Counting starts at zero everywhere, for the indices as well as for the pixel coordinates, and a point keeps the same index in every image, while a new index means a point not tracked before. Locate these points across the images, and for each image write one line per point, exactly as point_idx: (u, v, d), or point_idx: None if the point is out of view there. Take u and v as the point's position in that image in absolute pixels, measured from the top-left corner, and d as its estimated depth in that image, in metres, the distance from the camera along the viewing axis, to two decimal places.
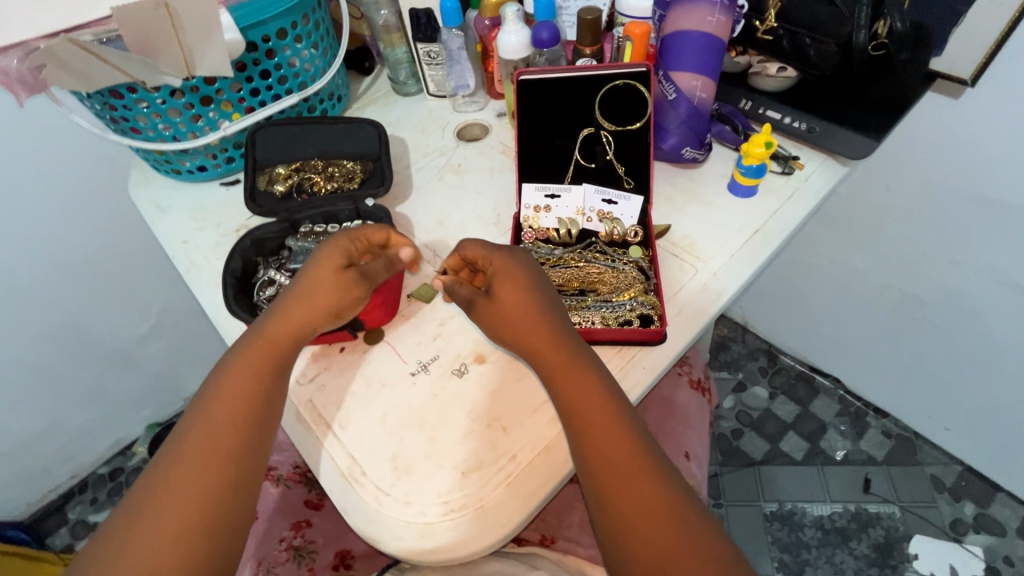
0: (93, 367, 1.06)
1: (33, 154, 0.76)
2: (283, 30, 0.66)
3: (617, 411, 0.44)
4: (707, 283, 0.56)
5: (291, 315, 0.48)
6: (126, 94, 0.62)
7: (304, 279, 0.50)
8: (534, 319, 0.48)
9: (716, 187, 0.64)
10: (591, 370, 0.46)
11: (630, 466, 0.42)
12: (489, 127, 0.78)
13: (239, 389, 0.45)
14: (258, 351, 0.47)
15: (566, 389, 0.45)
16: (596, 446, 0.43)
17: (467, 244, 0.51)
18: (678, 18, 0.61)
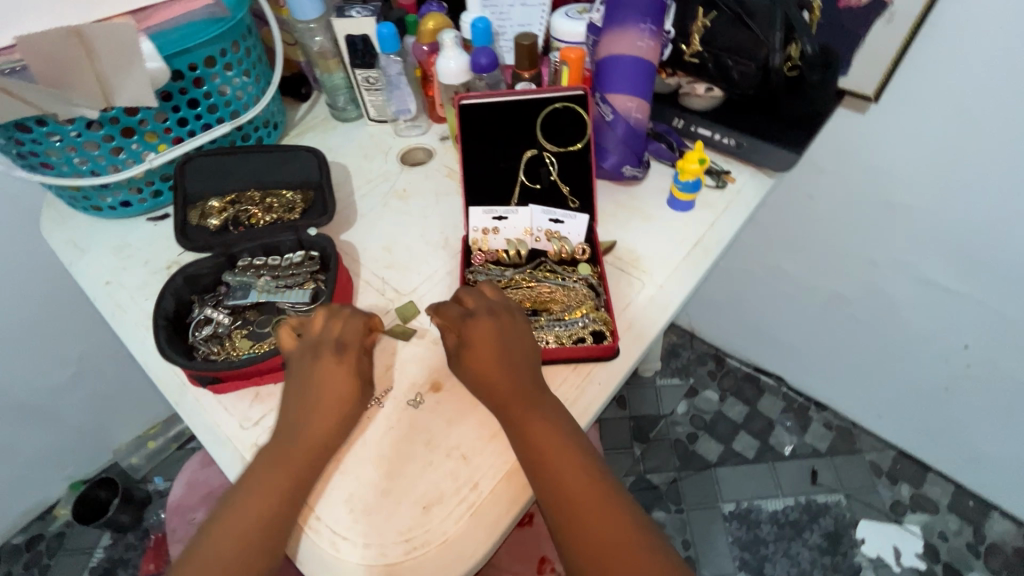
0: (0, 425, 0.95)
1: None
2: (212, 58, 0.64)
3: (570, 441, 0.46)
4: (654, 296, 0.58)
5: (305, 434, 0.45)
6: (35, 127, 0.57)
7: (304, 395, 0.46)
8: (509, 365, 0.48)
9: (656, 201, 0.66)
10: (548, 406, 0.47)
11: (591, 495, 0.44)
12: (433, 151, 0.78)
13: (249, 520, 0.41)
14: (267, 475, 0.43)
15: (522, 421, 0.46)
16: (554, 474, 0.44)
17: (439, 308, 0.52)
18: (610, 43, 0.64)
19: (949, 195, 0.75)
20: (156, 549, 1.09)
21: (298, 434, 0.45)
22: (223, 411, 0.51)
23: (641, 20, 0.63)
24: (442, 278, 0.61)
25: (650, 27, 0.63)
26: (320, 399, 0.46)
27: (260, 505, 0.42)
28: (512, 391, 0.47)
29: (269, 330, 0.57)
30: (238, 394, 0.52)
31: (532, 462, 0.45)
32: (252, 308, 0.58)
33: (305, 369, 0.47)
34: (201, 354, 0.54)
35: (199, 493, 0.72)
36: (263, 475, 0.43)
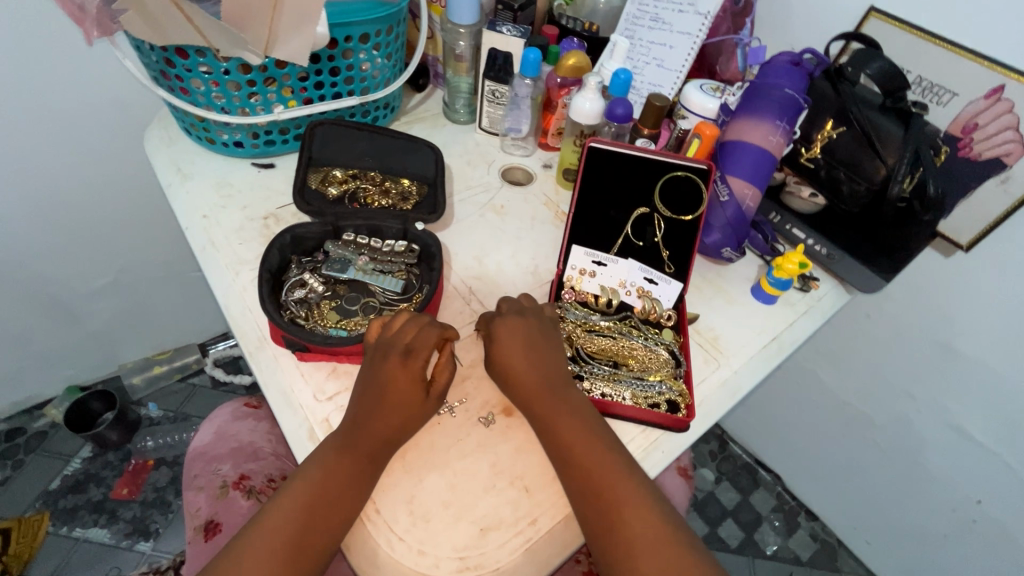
0: (27, 311, 0.95)
1: (39, 75, 0.69)
2: (366, 36, 0.66)
3: (616, 459, 0.47)
4: (725, 380, 0.59)
5: (364, 433, 0.45)
6: (192, 55, 0.59)
7: (367, 397, 0.47)
8: (543, 370, 0.51)
9: (741, 287, 0.68)
10: (595, 424, 0.49)
11: (636, 512, 0.45)
12: (534, 176, 0.79)
13: (300, 517, 0.43)
14: (317, 476, 0.44)
15: (561, 425, 0.48)
16: (592, 479, 0.46)
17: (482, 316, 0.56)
18: (741, 129, 0.66)
19: (1007, 355, 0.77)
20: (133, 475, 1.10)
21: (361, 427, 0.45)
22: (299, 378, 0.52)
23: (778, 117, 0.65)
24: None
25: (783, 124, 0.65)
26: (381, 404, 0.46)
27: (316, 489, 0.43)
28: (550, 398, 0.50)
29: (356, 309, 0.57)
30: (316, 365, 0.52)
31: (569, 468, 0.47)
32: (343, 283, 0.58)
33: (373, 369, 0.48)
34: (290, 314, 0.54)
35: (224, 447, 0.71)
36: (314, 477, 0.44)
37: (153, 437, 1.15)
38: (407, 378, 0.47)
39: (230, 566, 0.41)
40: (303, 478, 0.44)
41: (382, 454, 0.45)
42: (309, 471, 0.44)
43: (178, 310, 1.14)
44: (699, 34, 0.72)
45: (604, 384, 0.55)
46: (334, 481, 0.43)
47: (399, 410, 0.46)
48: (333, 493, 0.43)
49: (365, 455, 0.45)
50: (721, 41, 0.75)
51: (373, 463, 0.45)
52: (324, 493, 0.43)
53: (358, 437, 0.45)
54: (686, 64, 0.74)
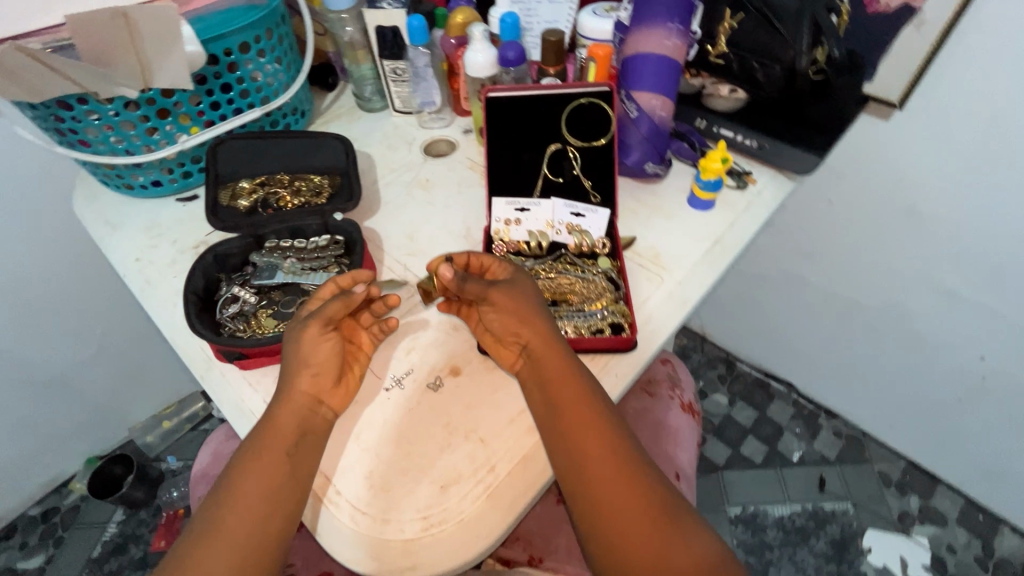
0: (18, 399, 0.97)
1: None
2: (246, 44, 0.65)
3: (600, 412, 0.46)
4: (672, 293, 0.58)
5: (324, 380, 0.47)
6: (75, 105, 0.59)
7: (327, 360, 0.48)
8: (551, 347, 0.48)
9: (676, 199, 0.67)
10: (582, 375, 0.47)
11: (614, 468, 0.44)
12: (457, 143, 0.79)
13: (228, 534, 0.40)
14: (241, 485, 0.42)
15: (565, 412, 0.45)
16: (596, 475, 0.43)
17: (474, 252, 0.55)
18: (636, 41, 0.64)
19: (971, 204, 0.75)
20: (167, 526, 1.13)
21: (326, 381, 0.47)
22: (248, 387, 0.52)
23: (669, 19, 0.63)
24: None
25: (677, 26, 0.63)
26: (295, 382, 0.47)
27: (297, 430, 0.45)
28: (558, 384, 0.47)
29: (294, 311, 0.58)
30: (263, 371, 0.53)
31: (569, 451, 0.44)
32: (278, 289, 0.59)
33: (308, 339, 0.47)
34: (228, 331, 0.55)
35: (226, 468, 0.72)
36: (239, 488, 0.42)
37: (178, 487, 1.17)
38: (315, 345, 0.48)
39: (224, 506, 0.42)
40: (227, 495, 0.42)
41: (308, 447, 0.45)
42: (232, 484, 0.43)
43: (169, 363, 1.17)
44: None
45: None
46: (261, 488, 0.42)
47: (317, 398, 0.47)
48: (261, 502, 0.42)
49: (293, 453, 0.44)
50: None
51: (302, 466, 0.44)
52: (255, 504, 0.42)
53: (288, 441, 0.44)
54: None
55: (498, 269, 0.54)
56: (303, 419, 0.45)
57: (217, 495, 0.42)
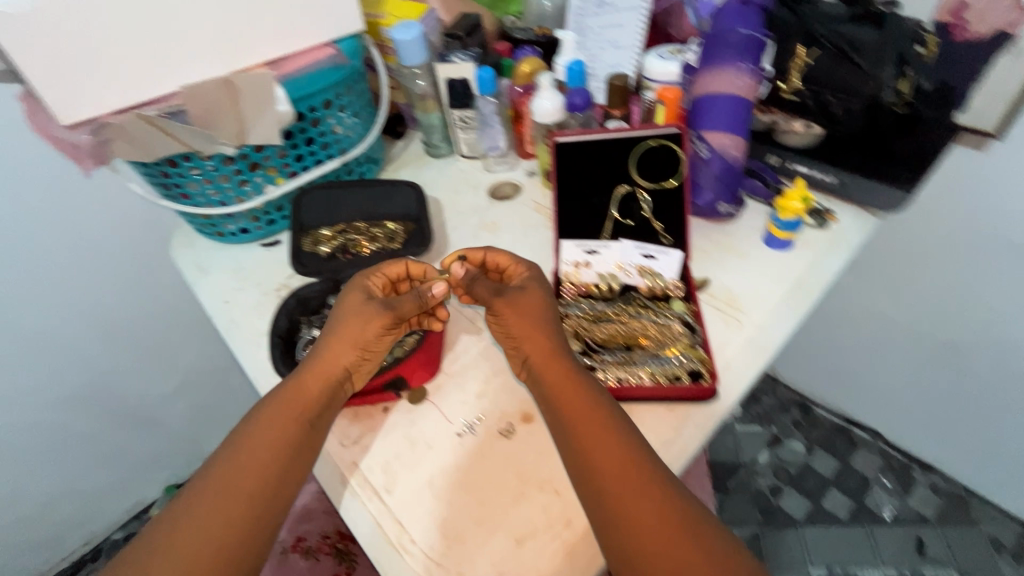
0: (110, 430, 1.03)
1: (61, 214, 0.77)
2: (329, 101, 0.71)
3: (609, 418, 0.45)
4: (752, 338, 0.55)
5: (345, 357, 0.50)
6: (181, 162, 0.64)
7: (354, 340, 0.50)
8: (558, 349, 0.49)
9: (750, 239, 0.64)
10: (587, 385, 0.48)
11: (627, 473, 0.42)
12: (521, 186, 0.80)
13: (207, 523, 0.42)
14: (228, 473, 0.45)
15: (573, 420, 0.45)
16: (606, 481, 0.42)
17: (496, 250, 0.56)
18: (705, 82, 0.64)
19: None
20: None
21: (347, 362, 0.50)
22: None
23: (740, 59, 0.62)
24: None
25: (748, 65, 0.63)
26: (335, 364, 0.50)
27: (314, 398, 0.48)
28: (564, 391, 0.47)
29: None
30: None
31: (581, 459, 0.44)
32: None
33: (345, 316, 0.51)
34: None
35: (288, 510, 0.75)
36: (225, 478, 0.44)
37: None
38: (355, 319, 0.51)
39: (241, 461, 0.45)
40: (212, 481, 0.44)
41: (325, 415, 0.49)
42: (217, 472, 0.45)
43: (242, 397, 1.22)
44: (643, 5, 0.72)
45: (622, 369, 0.53)
46: (248, 480, 0.44)
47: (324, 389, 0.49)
48: (248, 494, 0.44)
49: (282, 448, 0.46)
50: (669, 5, 0.75)
51: (295, 460, 0.46)
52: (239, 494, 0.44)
53: (276, 435, 0.46)
54: (640, 38, 0.73)
55: (514, 270, 0.55)
56: (296, 416, 0.47)
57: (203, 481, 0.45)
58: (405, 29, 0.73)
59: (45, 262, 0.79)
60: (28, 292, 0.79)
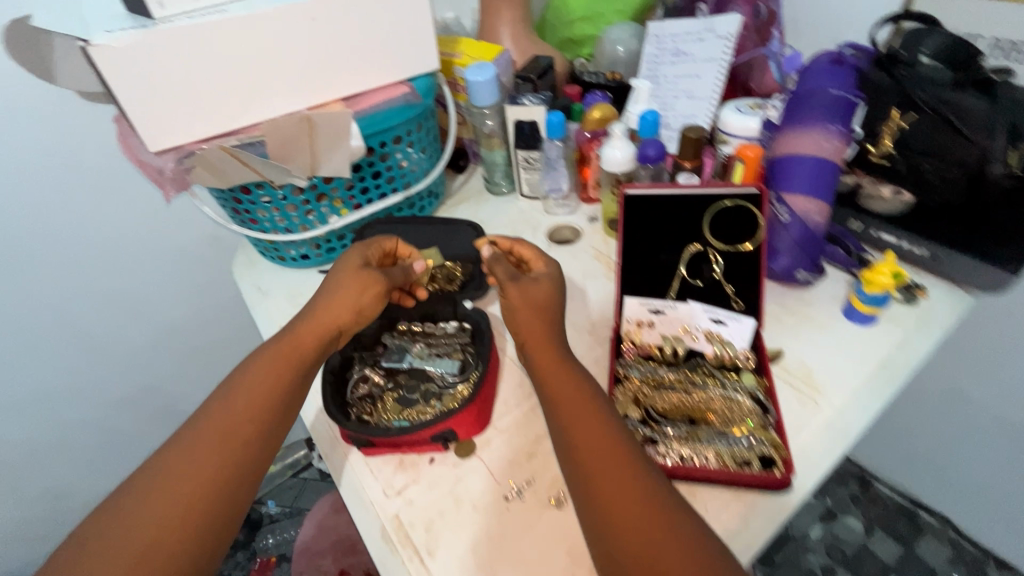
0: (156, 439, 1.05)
1: (135, 227, 0.80)
2: (399, 137, 0.71)
3: (598, 406, 0.44)
4: (830, 422, 0.51)
5: (338, 300, 0.53)
6: (253, 190, 0.66)
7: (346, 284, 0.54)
8: (545, 326, 0.50)
9: (828, 308, 0.60)
10: (580, 375, 0.47)
11: (608, 458, 0.41)
12: (581, 231, 0.78)
13: (170, 493, 0.41)
14: (197, 442, 0.44)
15: (562, 409, 0.45)
16: (592, 470, 0.40)
17: (522, 241, 0.57)
18: (788, 143, 0.61)
19: None
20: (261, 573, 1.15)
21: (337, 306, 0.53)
22: (369, 474, 0.52)
23: (828, 121, 0.60)
24: (587, 366, 0.58)
25: (837, 127, 0.59)
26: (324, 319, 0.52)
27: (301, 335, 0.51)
28: (552, 378, 0.47)
29: (417, 398, 0.57)
30: (383, 459, 0.53)
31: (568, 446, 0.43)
32: (403, 372, 0.59)
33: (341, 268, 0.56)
34: (356, 413, 0.55)
35: (329, 540, 0.75)
36: (209, 423, 0.45)
37: (273, 534, 1.21)
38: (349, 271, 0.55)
39: (229, 387, 0.47)
40: (180, 450, 0.43)
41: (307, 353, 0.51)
42: (187, 441, 0.44)
43: None
44: (724, 57, 0.70)
45: (684, 446, 0.48)
46: (220, 448, 0.44)
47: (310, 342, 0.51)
48: (217, 463, 0.43)
49: (254, 416, 0.46)
50: (750, 58, 0.72)
51: (278, 390, 0.48)
52: (206, 463, 0.43)
53: (249, 402, 0.46)
54: (717, 89, 0.71)
55: (537, 263, 0.56)
56: (274, 381, 0.48)
57: (171, 450, 0.44)
58: (479, 70, 0.74)
59: (115, 273, 0.82)
60: (97, 300, 0.82)
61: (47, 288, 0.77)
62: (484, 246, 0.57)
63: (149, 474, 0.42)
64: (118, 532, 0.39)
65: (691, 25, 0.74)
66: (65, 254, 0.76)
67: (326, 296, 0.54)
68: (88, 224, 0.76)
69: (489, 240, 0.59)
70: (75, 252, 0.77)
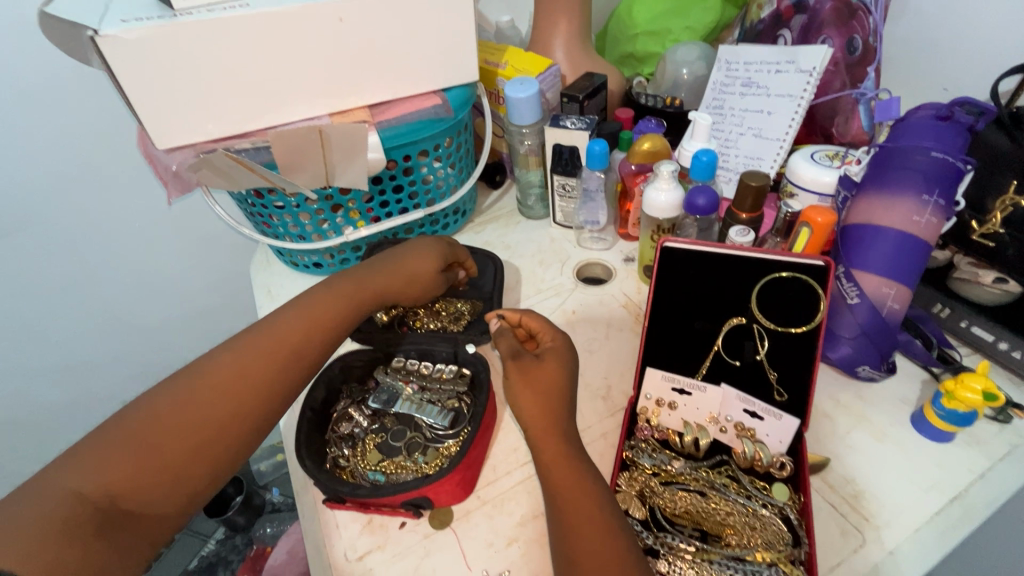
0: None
1: (158, 217, 0.76)
2: (426, 151, 0.65)
3: (591, 485, 0.41)
4: (876, 565, 0.42)
5: (405, 272, 0.56)
6: (266, 195, 0.62)
7: (416, 266, 0.56)
8: (551, 409, 0.44)
9: (892, 414, 0.50)
10: (579, 454, 0.43)
11: (593, 540, 0.38)
12: (614, 272, 0.70)
13: (197, 415, 0.42)
14: (221, 368, 0.44)
15: (555, 480, 0.42)
16: (579, 543, 0.38)
17: (528, 312, 0.51)
18: (870, 210, 0.51)
19: None
20: (251, 562, 0.99)
21: (404, 275, 0.56)
22: (334, 528, 0.47)
23: (925, 189, 0.49)
24: (593, 440, 0.51)
25: (937, 199, 0.49)
26: (389, 291, 0.55)
27: (366, 290, 0.53)
28: (541, 441, 0.44)
29: (400, 447, 0.52)
30: (351, 514, 0.48)
31: (556, 520, 0.40)
32: (391, 414, 0.55)
33: (415, 248, 0.57)
34: (332, 456, 0.51)
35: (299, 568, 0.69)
36: (259, 338, 0.47)
37: (272, 524, 1.07)
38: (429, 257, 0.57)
39: (299, 305, 0.50)
40: (199, 374, 0.44)
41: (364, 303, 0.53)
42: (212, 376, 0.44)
43: None
44: (803, 95, 0.61)
45: (689, 567, 0.42)
46: (243, 389, 0.44)
47: (370, 304, 0.53)
48: (253, 386, 0.44)
49: (288, 364, 0.47)
50: (834, 99, 0.63)
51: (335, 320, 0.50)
52: (245, 392, 0.44)
53: (293, 348, 0.47)
54: (791, 131, 0.61)
55: (547, 335, 0.50)
56: (321, 323, 0.49)
57: (195, 377, 0.44)
58: (520, 86, 0.67)
59: (132, 261, 0.78)
60: (112, 285, 0.79)
61: (62, 272, 0.74)
62: (492, 318, 0.53)
63: (186, 382, 0.44)
64: (144, 435, 0.41)
65: (769, 53, 0.64)
66: (83, 240, 0.73)
67: (398, 271, 0.55)
68: (105, 211, 0.73)
69: (503, 316, 0.53)
70: (97, 238, 0.74)
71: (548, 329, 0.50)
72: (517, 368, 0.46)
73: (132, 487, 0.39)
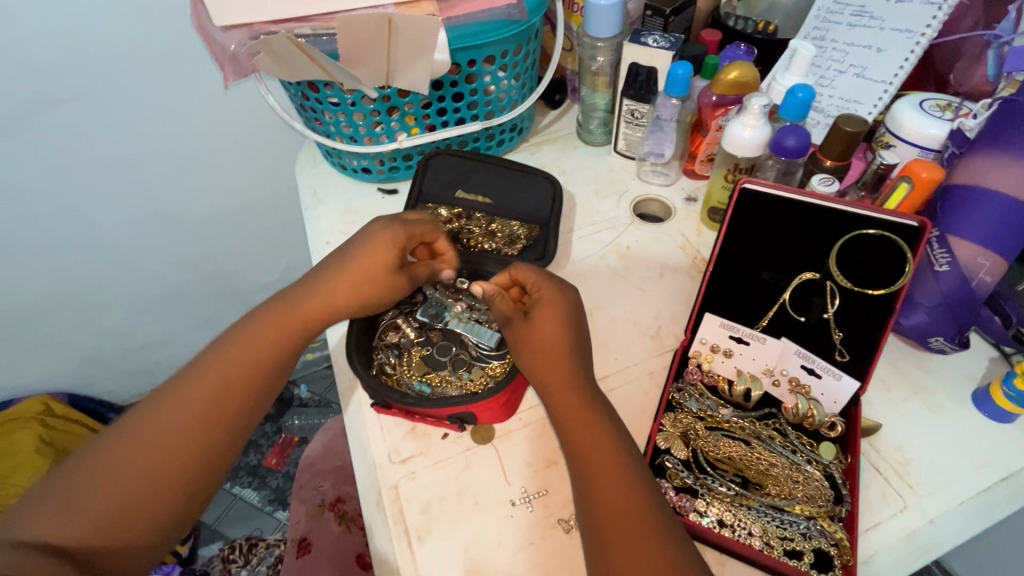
0: (192, 322, 0.99)
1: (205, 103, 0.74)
2: (492, 57, 0.60)
3: (605, 421, 0.42)
4: (912, 531, 0.42)
5: (343, 282, 0.48)
6: (321, 89, 0.59)
7: (356, 274, 0.49)
8: (565, 356, 0.44)
9: (952, 388, 0.49)
10: (596, 395, 0.44)
11: (603, 463, 0.40)
12: (673, 211, 0.66)
13: (157, 441, 0.41)
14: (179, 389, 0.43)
15: (562, 412, 0.43)
16: (598, 488, 0.39)
17: (518, 266, 0.48)
18: (982, 170, 0.46)
19: None
20: (281, 447, 1.09)
21: (340, 287, 0.48)
22: (379, 431, 0.49)
23: None
24: (638, 377, 0.51)
25: None
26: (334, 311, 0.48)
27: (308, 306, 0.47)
28: (553, 377, 0.44)
29: (446, 361, 0.52)
30: (396, 420, 0.49)
31: (569, 445, 0.42)
32: (438, 330, 0.54)
33: (358, 244, 0.50)
34: (381, 362, 0.52)
35: (333, 464, 0.73)
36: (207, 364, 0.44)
37: (300, 417, 1.11)
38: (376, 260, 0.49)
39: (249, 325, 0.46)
40: (161, 397, 0.43)
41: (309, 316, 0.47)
42: (156, 425, 0.42)
43: None
44: (925, 32, 0.54)
45: (727, 510, 0.42)
46: (188, 442, 0.42)
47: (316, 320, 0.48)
48: (205, 408, 0.43)
49: (252, 372, 0.45)
50: (961, 40, 0.56)
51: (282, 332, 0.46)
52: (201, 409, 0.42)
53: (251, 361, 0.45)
54: (901, 72, 0.55)
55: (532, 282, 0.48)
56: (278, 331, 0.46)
57: (154, 405, 0.43)
58: None
59: (177, 148, 0.77)
60: (156, 171, 0.78)
61: (108, 153, 0.73)
62: (477, 284, 0.50)
63: (144, 412, 0.42)
64: (102, 473, 0.40)
65: None
66: (130, 120, 0.71)
67: (341, 283, 0.48)
68: (148, 92, 0.70)
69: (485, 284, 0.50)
70: (144, 120, 0.72)
71: (539, 281, 0.47)
72: (517, 335, 0.46)
73: (104, 521, 0.39)
